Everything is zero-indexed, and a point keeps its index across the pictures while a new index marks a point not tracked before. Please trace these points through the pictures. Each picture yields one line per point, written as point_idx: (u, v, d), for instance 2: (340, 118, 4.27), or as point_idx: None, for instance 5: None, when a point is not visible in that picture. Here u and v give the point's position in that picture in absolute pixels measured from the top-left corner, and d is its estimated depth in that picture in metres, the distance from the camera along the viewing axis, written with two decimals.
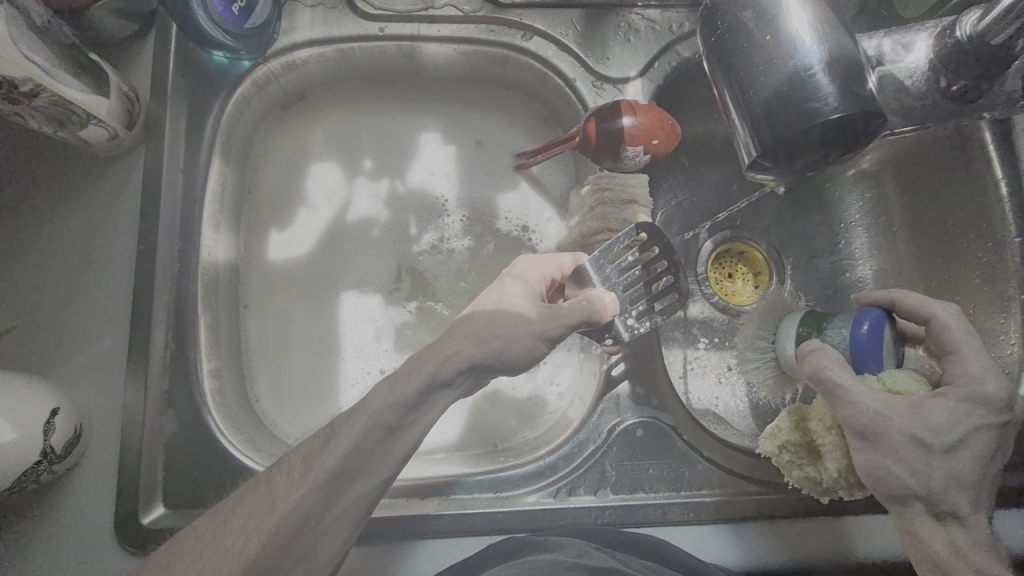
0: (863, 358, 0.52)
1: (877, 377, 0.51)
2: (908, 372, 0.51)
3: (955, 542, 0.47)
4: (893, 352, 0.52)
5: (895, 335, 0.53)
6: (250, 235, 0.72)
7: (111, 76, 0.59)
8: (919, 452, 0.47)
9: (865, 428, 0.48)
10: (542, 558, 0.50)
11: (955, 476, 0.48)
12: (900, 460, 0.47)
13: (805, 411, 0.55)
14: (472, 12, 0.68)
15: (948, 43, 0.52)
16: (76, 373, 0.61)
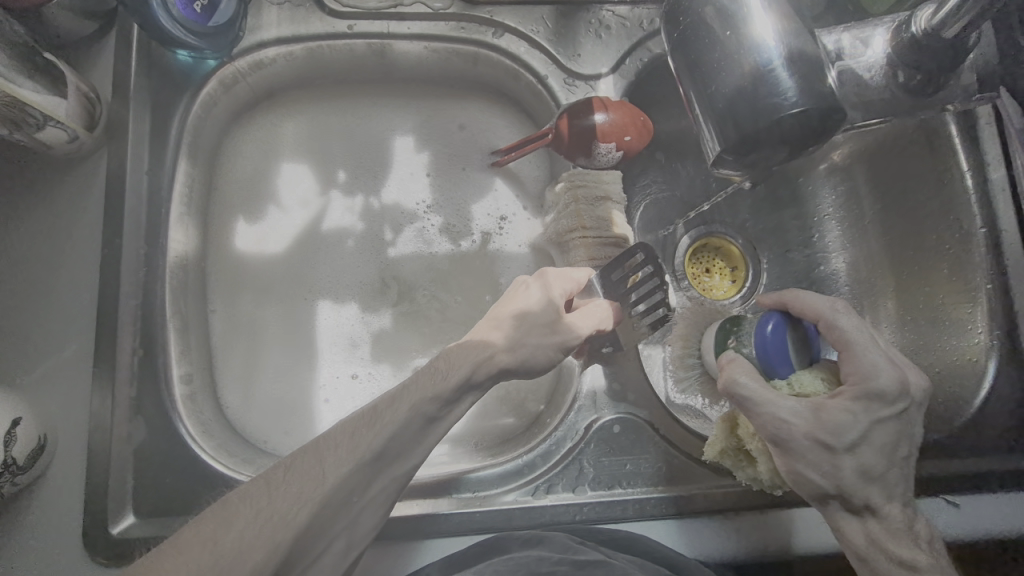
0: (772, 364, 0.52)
1: (787, 382, 0.52)
2: (815, 371, 0.52)
3: (871, 531, 0.50)
4: (800, 354, 0.52)
5: (801, 338, 0.53)
6: (220, 237, 0.71)
7: (69, 76, 0.57)
8: (826, 453, 0.49)
9: (774, 436, 0.49)
10: (528, 554, 0.52)
11: (864, 469, 0.49)
12: (806, 462, 0.49)
13: (735, 419, 0.56)
14: (442, 9, 0.68)
15: (904, 38, 0.53)
16: (41, 381, 0.59)
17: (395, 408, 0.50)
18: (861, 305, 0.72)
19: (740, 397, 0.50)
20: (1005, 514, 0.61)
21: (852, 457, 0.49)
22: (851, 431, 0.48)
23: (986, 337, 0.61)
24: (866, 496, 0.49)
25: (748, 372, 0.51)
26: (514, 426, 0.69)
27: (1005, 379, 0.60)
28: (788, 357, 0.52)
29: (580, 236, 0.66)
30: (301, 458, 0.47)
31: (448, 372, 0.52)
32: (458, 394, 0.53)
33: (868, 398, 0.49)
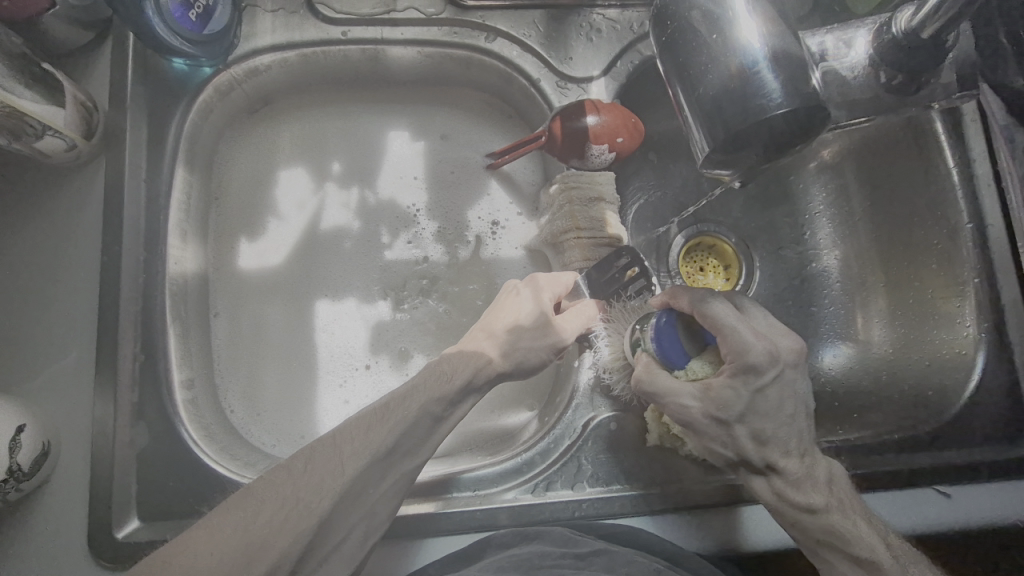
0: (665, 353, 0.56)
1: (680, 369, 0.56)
2: (704, 354, 0.56)
3: (776, 488, 0.54)
4: (693, 342, 0.56)
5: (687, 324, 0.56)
6: (219, 243, 0.71)
7: (66, 85, 0.58)
8: (721, 426, 0.54)
9: (680, 420, 0.54)
10: (530, 549, 0.53)
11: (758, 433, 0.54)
12: (710, 438, 0.55)
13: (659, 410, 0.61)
14: (435, 15, 0.69)
15: (885, 40, 0.54)
16: (43, 388, 0.60)
17: (404, 408, 0.52)
18: (853, 301, 0.74)
19: (649, 393, 0.55)
20: (1004, 505, 0.61)
21: (743, 425, 0.54)
22: (736, 404, 0.52)
23: (975, 329, 0.62)
24: (763, 455, 0.54)
25: (651, 371, 0.55)
26: (512, 425, 0.69)
27: (993, 371, 0.61)
28: (681, 350, 0.55)
29: (574, 237, 0.67)
30: (321, 449, 0.49)
31: (452, 375, 0.55)
32: (459, 396, 0.55)
33: (744, 372, 0.52)
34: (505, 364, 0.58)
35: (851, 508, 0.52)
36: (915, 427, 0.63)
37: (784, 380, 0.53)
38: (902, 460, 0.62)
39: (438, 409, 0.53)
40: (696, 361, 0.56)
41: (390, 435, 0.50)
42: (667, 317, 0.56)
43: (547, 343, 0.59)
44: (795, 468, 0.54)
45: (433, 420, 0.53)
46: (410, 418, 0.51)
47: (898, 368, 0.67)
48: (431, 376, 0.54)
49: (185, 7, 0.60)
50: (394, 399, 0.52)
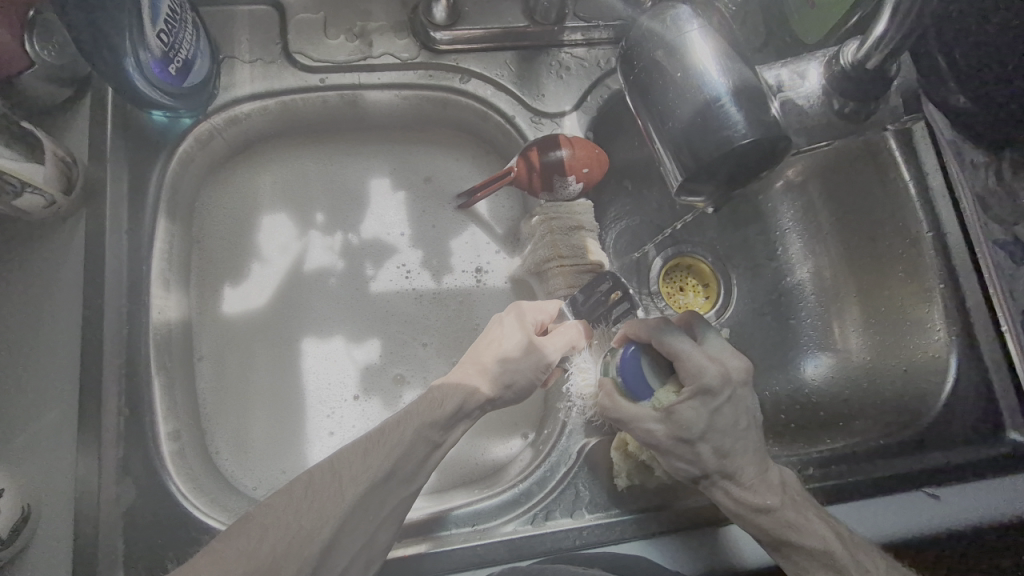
0: (634, 390, 0.57)
1: (651, 401, 0.57)
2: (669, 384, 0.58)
3: (733, 494, 0.56)
4: (655, 372, 0.58)
5: (652, 359, 0.58)
6: (202, 289, 0.71)
7: (47, 142, 0.58)
8: (685, 446, 0.55)
9: (648, 444, 0.56)
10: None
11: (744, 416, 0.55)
12: (674, 455, 0.56)
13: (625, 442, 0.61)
14: (409, 59, 0.71)
15: (836, 71, 0.58)
16: (22, 450, 0.58)
17: (400, 432, 0.52)
18: (829, 312, 0.76)
19: (615, 420, 0.57)
20: (1002, 500, 0.61)
21: (705, 443, 0.55)
22: (696, 423, 0.54)
23: (945, 334, 0.65)
24: (723, 467, 0.56)
25: (613, 398, 0.58)
26: (506, 456, 0.69)
27: (967, 372, 0.64)
28: (644, 381, 0.58)
29: (558, 266, 0.69)
30: (321, 477, 0.49)
31: (443, 402, 0.55)
32: (450, 422, 0.55)
33: (700, 394, 0.54)
34: (498, 392, 0.58)
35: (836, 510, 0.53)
36: (900, 432, 0.65)
37: (736, 399, 0.56)
38: (892, 465, 0.63)
39: (435, 437, 0.54)
40: (662, 388, 0.58)
41: (385, 462, 0.50)
42: (631, 349, 0.58)
43: (536, 364, 0.59)
44: (756, 479, 0.55)
45: (427, 446, 0.53)
46: (407, 445, 0.51)
47: (876, 376, 0.70)
48: (424, 405, 0.54)
49: (165, 63, 0.61)
50: (389, 426, 0.52)
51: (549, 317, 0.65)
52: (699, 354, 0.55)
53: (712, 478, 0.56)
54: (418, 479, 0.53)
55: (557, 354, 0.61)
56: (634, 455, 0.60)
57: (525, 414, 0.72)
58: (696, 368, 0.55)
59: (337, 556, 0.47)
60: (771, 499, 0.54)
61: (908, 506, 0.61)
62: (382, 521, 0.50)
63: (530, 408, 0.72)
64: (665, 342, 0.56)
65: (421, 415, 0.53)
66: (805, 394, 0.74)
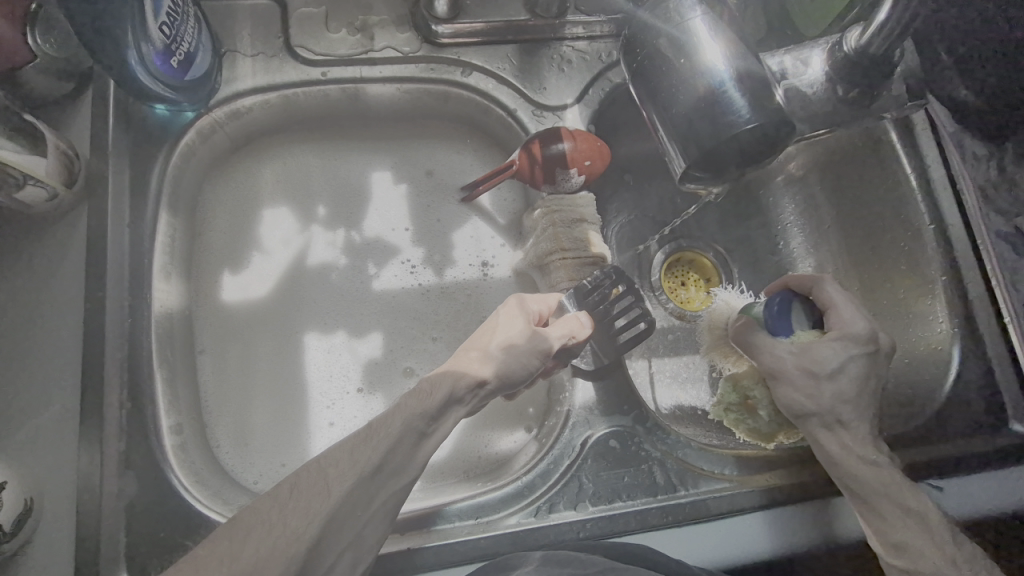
0: (774, 325, 0.61)
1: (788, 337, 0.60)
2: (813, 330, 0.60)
3: (844, 441, 0.56)
4: (803, 320, 0.61)
5: (808, 306, 0.61)
6: (204, 283, 0.71)
7: (49, 135, 0.58)
8: (809, 380, 0.57)
9: (771, 371, 0.59)
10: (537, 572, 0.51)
11: None
12: (794, 387, 0.58)
13: (737, 376, 0.67)
14: (411, 53, 0.71)
15: (839, 56, 0.58)
16: (24, 443, 0.58)
17: (387, 425, 0.50)
18: None
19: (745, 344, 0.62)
20: (1002, 493, 0.60)
21: (830, 386, 0.57)
22: (832, 360, 0.56)
23: (948, 326, 0.65)
24: (837, 412, 0.56)
25: (749, 328, 0.61)
26: (509, 449, 0.69)
27: (972, 364, 0.63)
28: (790, 318, 0.61)
29: (560, 258, 0.69)
30: None
31: (431, 392, 0.53)
32: (440, 411, 0.53)
33: (845, 338, 0.57)
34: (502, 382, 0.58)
35: None
36: (901, 428, 0.65)
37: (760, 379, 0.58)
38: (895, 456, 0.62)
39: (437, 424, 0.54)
40: (802, 331, 0.61)
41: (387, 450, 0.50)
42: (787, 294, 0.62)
43: (536, 350, 0.59)
44: None
45: (417, 438, 0.52)
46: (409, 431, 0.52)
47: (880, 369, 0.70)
48: (412, 396, 0.52)
49: (167, 55, 0.60)
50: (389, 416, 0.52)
51: (548, 310, 0.65)
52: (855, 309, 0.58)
53: (826, 418, 0.57)
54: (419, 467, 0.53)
55: (559, 341, 0.61)
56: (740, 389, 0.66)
57: (529, 408, 0.72)
58: (847, 320, 0.58)
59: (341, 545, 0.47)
60: (868, 470, 0.54)
61: None
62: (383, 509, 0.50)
63: (534, 401, 0.72)
64: (826, 293, 0.60)
65: (410, 404, 0.52)
66: None
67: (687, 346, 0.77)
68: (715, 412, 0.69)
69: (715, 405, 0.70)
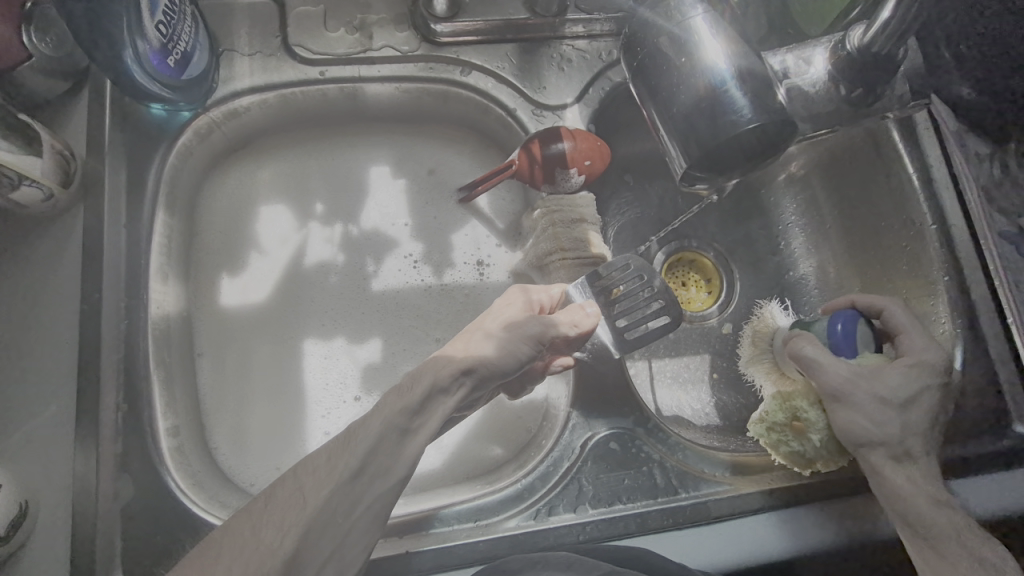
0: (839, 346, 0.60)
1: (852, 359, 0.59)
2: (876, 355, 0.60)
3: (912, 475, 0.54)
4: (869, 343, 0.61)
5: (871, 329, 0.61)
6: (201, 284, 0.71)
7: (45, 135, 0.58)
8: (879, 407, 0.55)
9: (833, 394, 0.56)
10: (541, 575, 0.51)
11: None
12: (860, 413, 0.55)
13: (787, 394, 0.61)
14: (410, 52, 0.71)
15: (842, 55, 0.57)
16: (21, 445, 0.57)
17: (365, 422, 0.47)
18: None
19: (802, 361, 0.59)
20: (999, 495, 0.61)
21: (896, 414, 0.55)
22: (903, 387, 0.55)
23: (951, 324, 0.63)
24: (903, 446, 0.54)
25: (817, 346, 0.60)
26: (508, 451, 0.69)
27: (975, 366, 0.62)
28: (856, 341, 0.60)
29: (560, 258, 0.69)
30: None
31: (410, 387, 0.49)
32: (423, 405, 0.50)
33: (918, 366, 0.57)
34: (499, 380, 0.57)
35: None
36: None
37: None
38: None
39: None
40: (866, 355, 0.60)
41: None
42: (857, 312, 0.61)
43: (535, 338, 0.58)
44: None
45: (399, 435, 0.47)
46: None
47: None
48: (391, 394, 0.49)
49: (163, 54, 0.60)
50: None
51: (550, 300, 0.64)
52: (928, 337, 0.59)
53: (894, 449, 0.54)
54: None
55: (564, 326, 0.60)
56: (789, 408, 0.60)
57: (530, 410, 0.71)
58: (920, 347, 0.58)
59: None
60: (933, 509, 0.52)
61: None
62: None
63: (534, 402, 0.71)
64: (895, 317, 0.60)
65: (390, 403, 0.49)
66: None
67: (688, 347, 0.76)
68: (753, 431, 0.62)
69: (750, 422, 0.63)
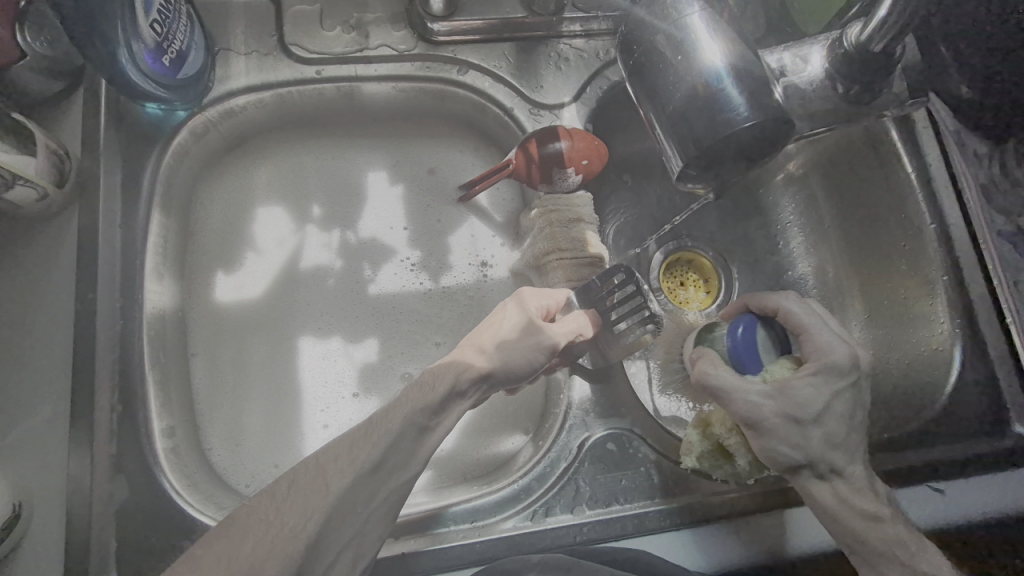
0: (743, 360, 0.56)
1: (758, 375, 0.56)
2: (783, 362, 0.57)
3: (838, 490, 0.53)
4: (769, 349, 0.57)
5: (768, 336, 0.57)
6: (197, 283, 0.70)
7: (39, 134, 0.58)
8: (795, 426, 0.53)
9: (747, 419, 0.53)
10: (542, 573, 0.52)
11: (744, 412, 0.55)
12: (775, 436, 0.53)
13: (706, 418, 0.60)
14: (407, 51, 0.71)
15: (839, 54, 0.57)
16: (15, 445, 0.57)
17: (389, 418, 0.51)
18: (832, 307, 0.75)
19: (711, 388, 0.55)
20: (1003, 496, 0.60)
21: (817, 427, 0.53)
22: (814, 400, 0.52)
23: (949, 325, 0.63)
24: (829, 459, 0.53)
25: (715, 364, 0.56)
26: (506, 452, 0.68)
27: (973, 367, 0.62)
28: (757, 354, 0.56)
29: (557, 258, 0.69)
30: (315, 463, 0.48)
31: (432, 383, 0.53)
32: (441, 405, 0.54)
33: (824, 370, 0.53)
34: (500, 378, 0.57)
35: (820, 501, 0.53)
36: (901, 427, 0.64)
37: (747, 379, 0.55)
38: (898, 457, 0.62)
39: (430, 420, 0.53)
40: (773, 365, 0.56)
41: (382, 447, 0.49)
42: (749, 320, 0.58)
43: (536, 345, 0.58)
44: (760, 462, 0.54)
45: (416, 430, 0.52)
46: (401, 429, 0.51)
47: (882, 372, 0.69)
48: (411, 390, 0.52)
49: (158, 53, 0.60)
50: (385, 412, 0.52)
51: (556, 305, 0.64)
52: (830, 332, 0.55)
53: (818, 468, 0.53)
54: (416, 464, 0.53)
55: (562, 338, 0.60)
56: (712, 435, 0.59)
57: (527, 409, 0.71)
58: (819, 347, 0.54)
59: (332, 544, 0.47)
60: (869, 525, 0.51)
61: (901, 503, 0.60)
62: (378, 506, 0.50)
63: (531, 402, 0.71)
64: (788, 316, 0.56)
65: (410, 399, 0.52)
66: None
67: None
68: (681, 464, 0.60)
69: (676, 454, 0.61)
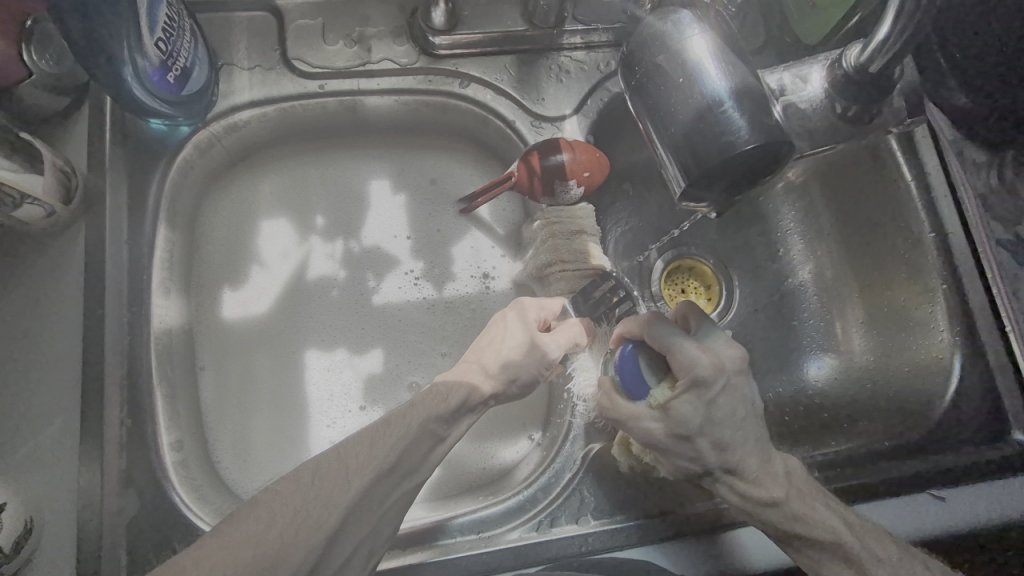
0: (632, 390, 0.57)
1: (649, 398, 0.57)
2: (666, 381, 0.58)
3: (749, 453, 0.55)
4: (653, 372, 0.58)
5: (651, 359, 0.58)
6: (203, 296, 0.71)
7: (46, 152, 0.58)
8: (684, 443, 0.55)
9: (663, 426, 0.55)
10: None
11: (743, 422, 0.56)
12: (675, 453, 0.56)
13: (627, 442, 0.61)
14: (409, 65, 0.71)
15: (838, 74, 0.58)
16: (26, 459, 0.58)
17: (406, 425, 0.52)
18: (831, 312, 0.76)
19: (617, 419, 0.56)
20: (991, 504, 0.60)
21: (705, 438, 0.54)
22: (693, 417, 0.54)
23: (948, 335, 0.64)
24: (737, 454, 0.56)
25: (612, 398, 0.57)
26: (511, 461, 0.69)
27: (972, 374, 0.63)
28: (642, 378, 0.57)
29: (559, 270, 0.69)
30: (325, 476, 0.48)
31: (447, 397, 0.55)
32: (453, 416, 0.55)
33: (694, 386, 0.54)
34: (502, 386, 0.59)
35: (819, 509, 0.53)
36: (903, 433, 0.64)
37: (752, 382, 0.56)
38: (899, 466, 0.62)
39: (439, 430, 0.54)
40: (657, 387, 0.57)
41: (392, 451, 0.50)
42: (628, 348, 0.58)
43: (540, 359, 0.60)
44: (761, 473, 0.55)
45: (426, 442, 0.53)
46: (411, 440, 0.52)
47: (880, 376, 0.70)
48: (420, 405, 0.54)
49: (163, 71, 0.60)
50: (393, 419, 0.53)
51: (553, 315, 0.66)
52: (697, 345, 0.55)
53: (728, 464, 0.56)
54: (423, 471, 0.54)
55: (560, 351, 0.61)
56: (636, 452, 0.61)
57: (531, 419, 0.71)
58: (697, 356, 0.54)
59: (339, 551, 0.47)
60: (774, 512, 0.54)
61: (902, 512, 0.60)
62: (385, 511, 0.51)
63: (535, 410, 0.72)
64: (657, 335, 0.57)
65: (417, 414, 0.53)
66: (809, 395, 0.74)
67: None
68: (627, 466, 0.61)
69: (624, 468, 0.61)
